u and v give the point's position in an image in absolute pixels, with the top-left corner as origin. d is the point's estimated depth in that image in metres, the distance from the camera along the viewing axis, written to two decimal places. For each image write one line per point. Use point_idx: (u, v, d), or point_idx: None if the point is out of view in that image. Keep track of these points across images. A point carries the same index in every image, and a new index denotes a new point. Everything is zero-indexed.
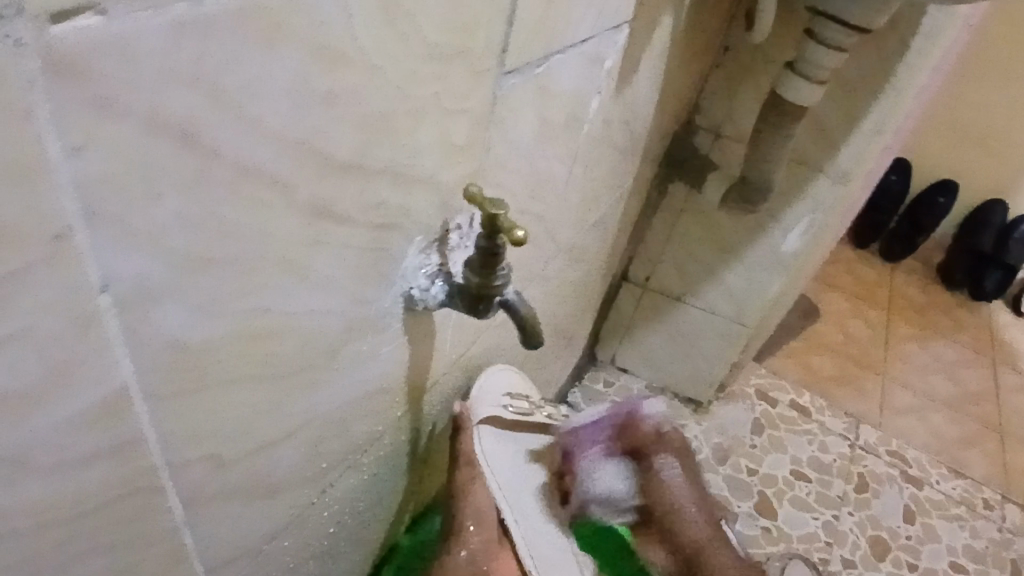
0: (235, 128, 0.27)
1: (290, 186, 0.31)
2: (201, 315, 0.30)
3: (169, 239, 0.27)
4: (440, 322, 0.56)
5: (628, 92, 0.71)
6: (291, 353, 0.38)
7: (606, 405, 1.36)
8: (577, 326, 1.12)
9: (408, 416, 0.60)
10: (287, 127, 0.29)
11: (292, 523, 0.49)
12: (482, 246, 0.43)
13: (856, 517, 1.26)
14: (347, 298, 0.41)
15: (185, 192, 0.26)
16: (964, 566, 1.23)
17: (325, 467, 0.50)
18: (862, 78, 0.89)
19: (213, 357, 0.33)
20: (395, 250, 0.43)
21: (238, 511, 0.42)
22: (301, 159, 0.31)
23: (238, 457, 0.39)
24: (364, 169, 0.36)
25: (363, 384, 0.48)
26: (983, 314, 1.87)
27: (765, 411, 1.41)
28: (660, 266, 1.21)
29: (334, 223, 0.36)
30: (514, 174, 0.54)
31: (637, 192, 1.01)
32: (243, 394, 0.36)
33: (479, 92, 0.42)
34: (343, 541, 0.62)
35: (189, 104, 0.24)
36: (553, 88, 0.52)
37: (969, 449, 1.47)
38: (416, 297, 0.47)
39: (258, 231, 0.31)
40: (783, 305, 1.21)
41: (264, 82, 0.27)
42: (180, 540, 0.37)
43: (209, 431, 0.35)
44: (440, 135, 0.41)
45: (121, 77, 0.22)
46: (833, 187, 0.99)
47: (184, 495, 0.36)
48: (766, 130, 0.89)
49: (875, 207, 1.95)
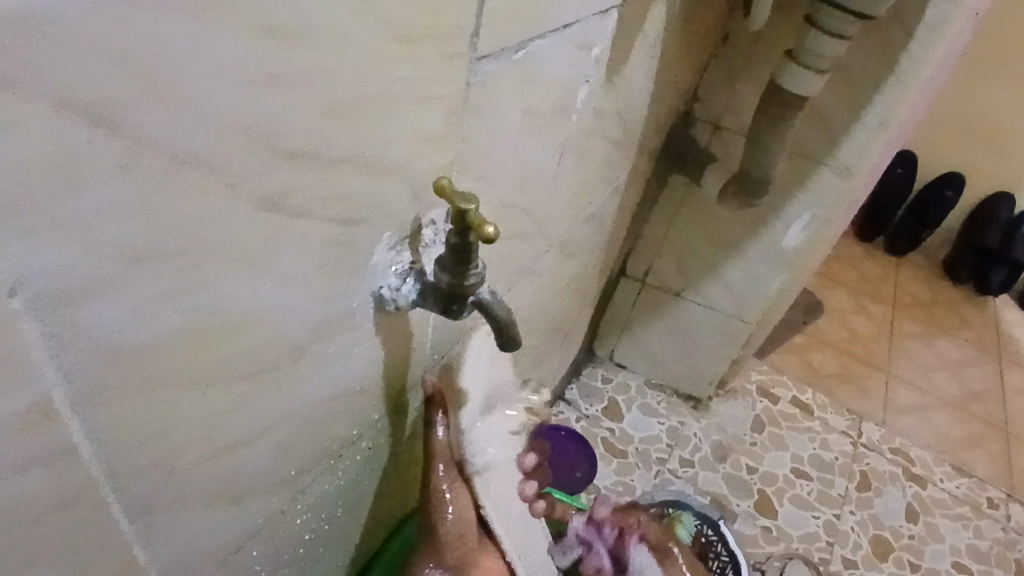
0: (164, 112, 0.25)
1: (236, 175, 0.29)
2: (139, 314, 0.28)
3: (92, 231, 0.25)
4: (420, 320, 0.54)
5: (620, 82, 0.68)
6: (248, 354, 0.36)
7: (603, 402, 1.33)
8: (572, 323, 1.09)
9: (388, 417, 0.58)
10: (228, 111, 0.27)
11: (262, 530, 0.47)
12: (453, 243, 0.40)
13: (857, 517, 1.24)
14: (310, 296, 0.38)
15: (109, 181, 0.24)
16: (967, 567, 1.21)
17: (297, 472, 0.48)
18: (864, 68, 0.86)
19: (156, 360, 0.31)
20: (363, 244, 0.41)
21: (200, 519, 0.40)
22: (247, 145, 0.29)
23: (194, 464, 0.37)
24: (323, 159, 0.34)
25: (335, 385, 0.46)
26: (989, 310, 1.84)
27: (765, 409, 1.38)
28: (658, 261, 1.19)
29: (289, 217, 0.34)
30: (496, 166, 0.51)
31: (633, 185, 0.99)
32: (196, 396, 0.34)
33: (451, 78, 0.40)
34: (322, 546, 0.60)
35: (106, 84, 0.22)
36: (535, 76, 0.49)
37: (973, 448, 1.44)
38: (387, 296, 0.45)
39: (200, 224, 0.29)
40: (784, 301, 1.19)
41: (197, 60, 0.25)
42: (133, 552, 0.36)
43: (157, 437, 0.33)
44: (409, 124, 0.38)
45: (20, 52, 0.20)
46: (835, 180, 0.97)
47: (133, 505, 0.34)
48: (765, 121, 0.87)
49: (879, 201, 1.92)
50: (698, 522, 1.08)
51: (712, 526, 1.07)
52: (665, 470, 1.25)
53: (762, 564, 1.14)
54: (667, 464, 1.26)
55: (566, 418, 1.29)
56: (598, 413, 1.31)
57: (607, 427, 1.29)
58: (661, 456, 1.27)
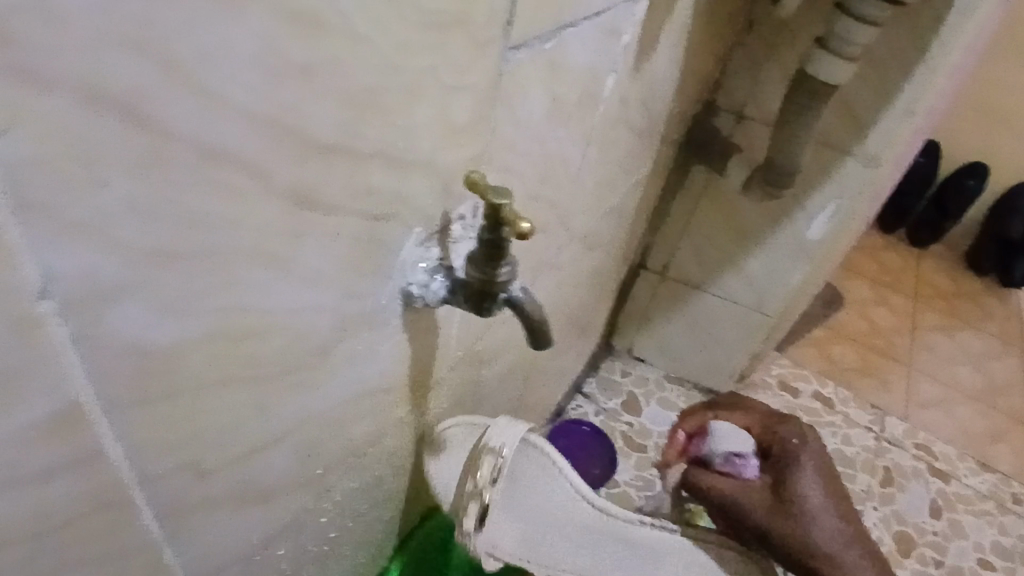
0: (192, 104, 0.23)
1: (264, 170, 0.28)
2: (165, 315, 0.27)
3: (117, 231, 0.24)
4: (444, 316, 0.53)
5: (646, 70, 0.66)
6: (274, 354, 0.35)
7: (622, 396, 1.32)
8: (592, 315, 1.08)
9: (411, 415, 0.57)
10: (257, 104, 0.26)
11: (287, 529, 0.47)
12: (486, 239, 0.39)
13: (881, 513, 1.22)
14: (337, 293, 0.37)
15: (135, 176, 0.23)
16: (993, 564, 1.19)
17: (321, 471, 0.47)
18: (894, 55, 0.83)
19: (184, 361, 0.30)
20: (390, 240, 0.40)
21: (225, 520, 0.39)
22: (275, 138, 0.28)
23: (220, 465, 0.36)
24: (350, 152, 0.32)
25: (360, 383, 0.45)
26: (1014, 302, 1.80)
27: (786, 403, 1.36)
28: (679, 254, 1.17)
29: (318, 211, 0.32)
30: (522, 157, 0.50)
31: (655, 176, 0.97)
32: (223, 396, 0.33)
33: (481, 68, 0.39)
34: (345, 544, 0.59)
35: (133, 75, 0.21)
36: (564, 65, 0.48)
37: (999, 443, 1.41)
38: (415, 293, 0.44)
39: (229, 221, 0.28)
40: (806, 294, 1.16)
41: (226, 50, 0.24)
42: (159, 554, 0.35)
43: (183, 439, 0.32)
44: (439, 115, 0.37)
45: (47, 43, 0.19)
46: (863, 171, 0.94)
47: (160, 507, 0.33)
48: (792, 109, 0.84)
49: (902, 191, 1.88)
50: None
51: None
52: None
53: None
54: None
55: (584, 412, 1.28)
56: (617, 407, 1.30)
57: (626, 421, 1.28)
58: None
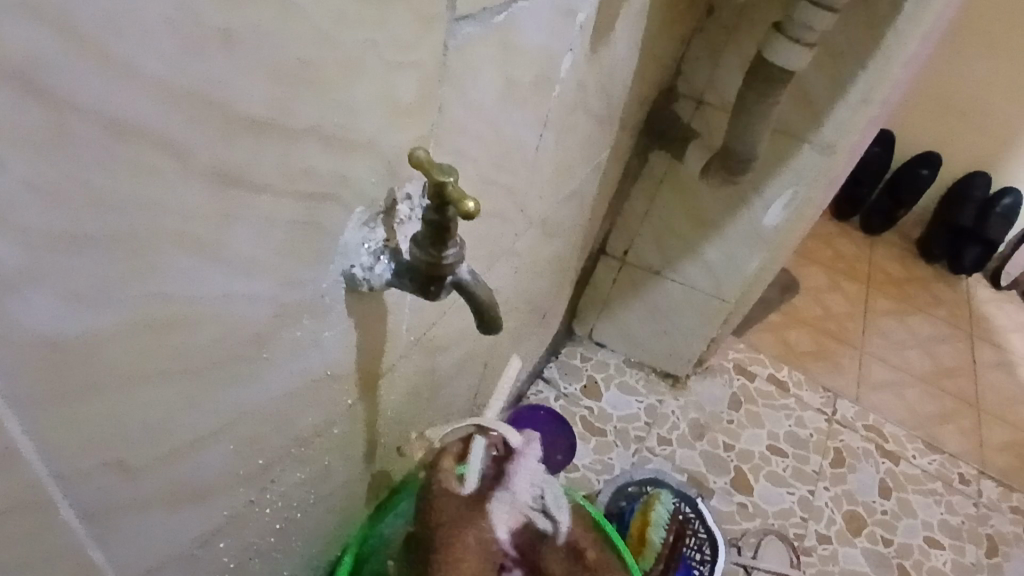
0: (93, 70, 0.21)
1: (183, 146, 0.26)
2: (78, 305, 0.26)
3: (20, 216, 0.22)
4: (395, 302, 0.51)
5: (604, 54, 0.65)
6: (206, 344, 0.33)
7: (582, 381, 1.32)
8: (553, 300, 1.07)
9: (362, 404, 0.55)
10: (172, 76, 0.24)
11: (230, 523, 0.45)
12: (430, 218, 0.38)
13: (832, 493, 1.25)
14: (273, 278, 0.36)
15: (35, 154, 0.21)
16: (939, 542, 1.23)
17: (264, 464, 0.45)
18: (851, 44, 0.84)
19: (102, 353, 0.28)
20: (331, 223, 0.38)
21: (158, 518, 0.37)
22: (195, 114, 0.26)
23: (151, 462, 0.34)
24: (283, 128, 0.30)
25: (304, 372, 0.44)
26: (962, 288, 1.86)
27: (743, 386, 1.38)
28: (638, 239, 1.17)
29: (249, 191, 0.31)
30: (475, 139, 0.48)
31: (615, 161, 0.96)
32: (148, 391, 0.31)
33: (428, 42, 0.37)
34: (295, 536, 0.58)
35: (26, 40, 0.19)
36: (518, 42, 0.46)
37: (945, 424, 1.46)
38: (359, 276, 0.43)
39: (149, 202, 0.26)
40: (763, 280, 1.18)
41: (135, 16, 0.22)
42: (89, 557, 0.33)
43: (108, 436, 0.30)
44: (381, 90, 0.35)
45: None
46: (818, 158, 0.95)
47: (87, 509, 0.31)
48: (751, 97, 0.84)
49: (857, 179, 1.92)
50: (677, 499, 1.08)
51: (691, 504, 1.07)
52: (643, 449, 1.24)
53: (738, 540, 1.15)
54: (645, 442, 1.25)
55: (545, 397, 1.28)
56: (577, 392, 1.30)
57: (586, 406, 1.28)
58: (640, 435, 1.26)
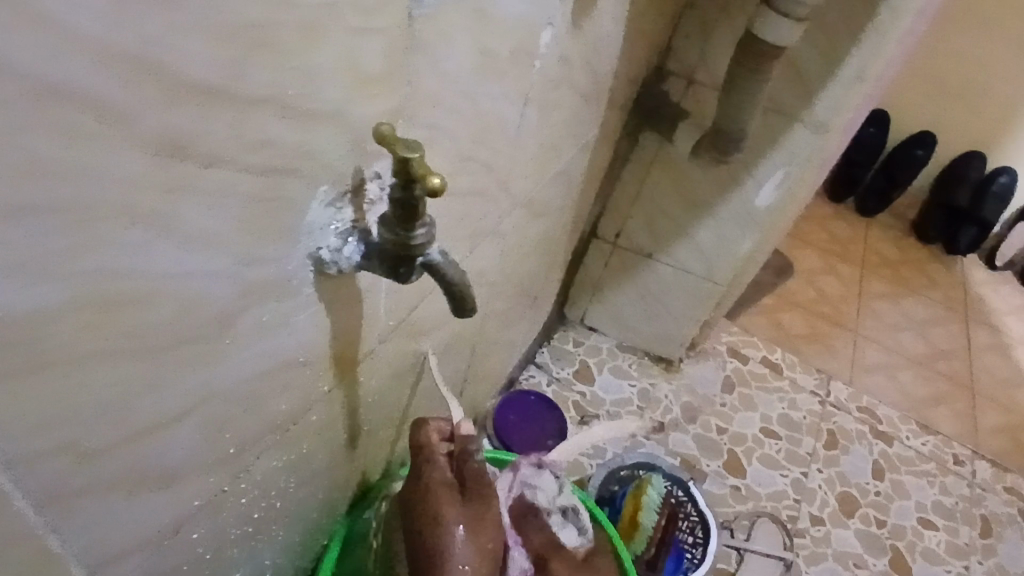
0: (15, 25, 0.20)
1: (125, 113, 0.25)
2: (15, 281, 0.24)
3: None
4: (370, 285, 0.50)
5: (588, 28, 0.63)
6: (163, 324, 0.32)
7: (574, 365, 1.31)
8: (543, 283, 1.05)
9: (340, 389, 0.54)
10: (105, 34, 0.22)
11: (202, 512, 0.44)
12: (396, 197, 0.36)
13: (825, 475, 1.25)
14: (233, 257, 0.34)
15: None
16: (932, 522, 1.23)
17: (236, 451, 0.44)
18: (843, 18, 0.82)
19: (42, 333, 0.27)
20: (293, 200, 0.37)
21: (121, 506, 0.36)
22: (136, 76, 0.24)
23: (109, 447, 0.33)
24: (237, 96, 0.29)
25: (274, 356, 0.42)
26: (957, 269, 1.85)
27: (736, 369, 1.37)
28: (629, 222, 1.16)
29: (200, 164, 0.29)
30: (449, 116, 0.47)
31: (604, 141, 0.94)
32: (99, 372, 0.30)
33: (392, 8, 0.35)
34: (275, 524, 0.57)
35: None
36: (492, 13, 0.45)
37: (939, 405, 1.46)
38: (328, 258, 0.41)
39: (85, 170, 0.24)
40: (755, 262, 1.16)
41: None
42: (48, 545, 0.32)
43: (57, 420, 0.29)
44: (342, 59, 0.34)
45: None
46: (811, 137, 0.94)
47: (40, 495, 0.30)
48: (742, 74, 0.83)
49: (851, 160, 1.90)
50: (669, 483, 1.08)
51: (683, 487, 1.07)
52: (636, 432, 1.23)
53: (730, 523, 1.15)
54: (638, 426, 1.24)
55: (537, 382, 1.27)
56: (569, 377, 1.29)
57: (578, 390, 1.27)
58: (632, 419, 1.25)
